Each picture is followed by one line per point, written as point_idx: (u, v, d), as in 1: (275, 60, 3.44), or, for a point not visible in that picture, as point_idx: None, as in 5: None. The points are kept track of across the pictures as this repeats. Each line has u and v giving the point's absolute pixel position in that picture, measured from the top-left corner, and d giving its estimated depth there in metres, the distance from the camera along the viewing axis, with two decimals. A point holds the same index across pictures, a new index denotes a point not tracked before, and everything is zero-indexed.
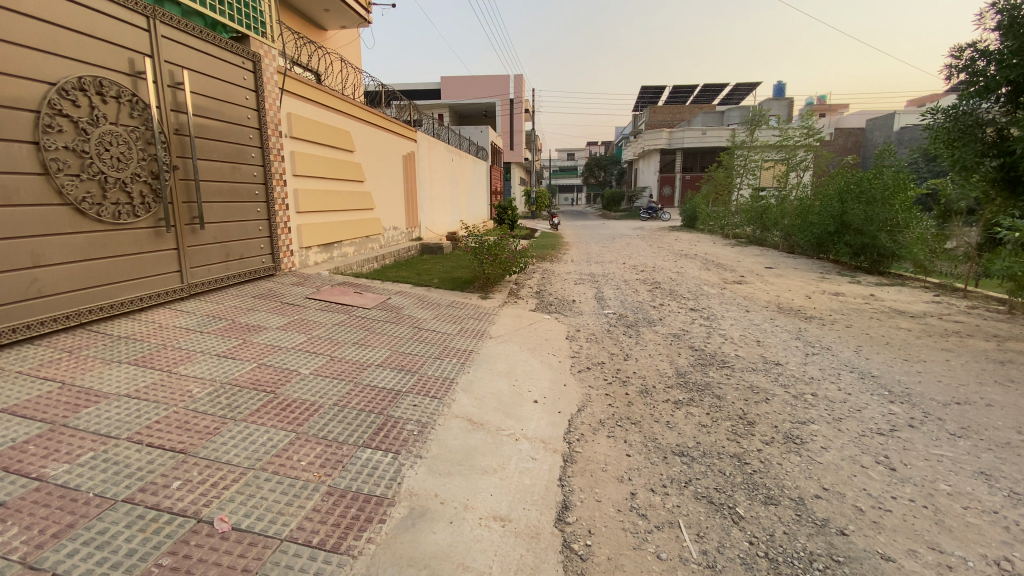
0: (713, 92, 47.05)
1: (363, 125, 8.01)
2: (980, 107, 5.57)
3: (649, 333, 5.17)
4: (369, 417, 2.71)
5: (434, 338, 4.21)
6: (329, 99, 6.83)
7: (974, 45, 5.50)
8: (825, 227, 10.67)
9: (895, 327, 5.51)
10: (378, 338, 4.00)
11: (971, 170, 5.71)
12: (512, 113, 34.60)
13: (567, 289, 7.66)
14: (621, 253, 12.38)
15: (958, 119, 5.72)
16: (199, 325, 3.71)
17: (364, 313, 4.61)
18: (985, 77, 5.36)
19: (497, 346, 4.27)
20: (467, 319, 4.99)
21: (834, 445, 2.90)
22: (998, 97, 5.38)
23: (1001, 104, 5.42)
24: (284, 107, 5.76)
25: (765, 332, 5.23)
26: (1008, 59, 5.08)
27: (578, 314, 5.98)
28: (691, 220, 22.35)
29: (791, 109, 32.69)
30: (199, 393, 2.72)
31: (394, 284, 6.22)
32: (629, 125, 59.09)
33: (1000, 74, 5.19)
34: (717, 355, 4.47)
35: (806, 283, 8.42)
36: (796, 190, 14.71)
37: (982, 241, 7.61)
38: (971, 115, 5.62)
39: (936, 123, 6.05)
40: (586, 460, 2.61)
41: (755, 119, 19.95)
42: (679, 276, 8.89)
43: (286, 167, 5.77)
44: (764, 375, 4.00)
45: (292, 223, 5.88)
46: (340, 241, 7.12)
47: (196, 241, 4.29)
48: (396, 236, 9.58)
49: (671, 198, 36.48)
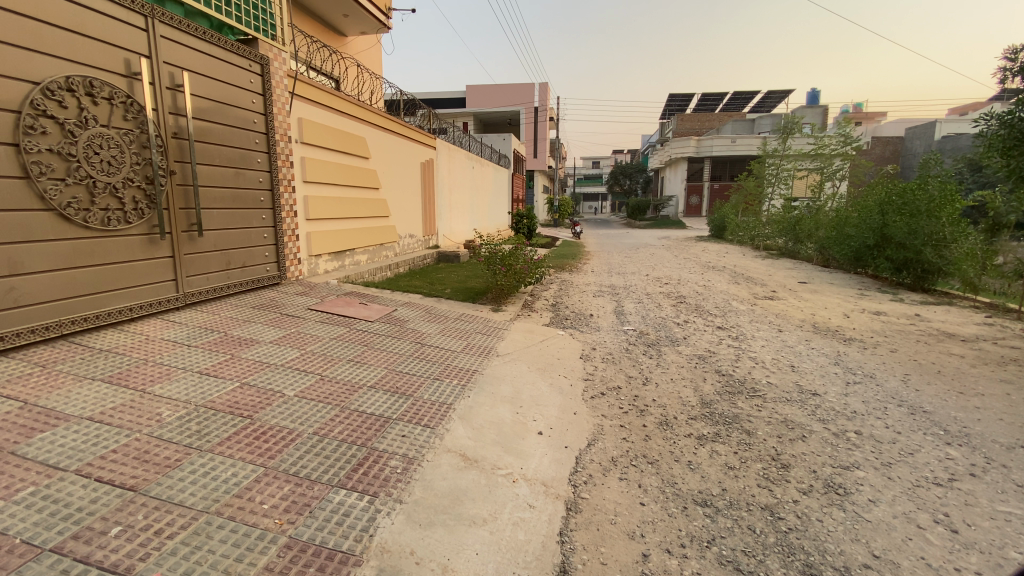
0: (744, 99, 45.96)
1: (379, 131, 7.87)
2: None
3: (672, 354, 4.79)
4: (349, 450, 2.43)
5: (436, 355, 3.92)
6: (344, 105, 6.70)
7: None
8: (864, 240, 10.01)
9: (947, 352, 4.96)
10: (375, 355, 3.74)
11: None
12: (536, 121, 34.47)
13: (586, 302, 7.30)
14: (645, 265, 11.93)
15: (1013, 126, 4.96)
16: (188, 338, 3.52)
17: (366, 326, 4.36)
18: None
19: (504, 366, 3.96)
20: (475, 335, 4.69)
21: (883, 498, 2.47)
22: None
23: None
24: (295, 112, 5.63)
25: (800, 356, 4.78)
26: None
27: (595, 330, 5.62)
28: (719, 231, 21.64)
29: (825, 116, 31.55)
30: (168, 418, 2.50)
31: (403, 295, 5.98)
32: (656, 133, 58.28)
33: None
34: (746, 382, 4.05)
35: (843, 300, 7.85)
36: (832, 201, 13.99)
37: None
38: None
39: (989, 129, 5.30)
40: (593, 510, 2.27)
41: (787, 127, 19.22)
42: (705, 290, 8.42)
43: (295, 173, 5.62)
44: (799, 408, 3.58)
45: (300, 230, 5.72)
46: (352, 249, 6.94)
47: (194, 249, 4.13)
48: (412, 244, 9.40)
49: (699, 207, 35.61)
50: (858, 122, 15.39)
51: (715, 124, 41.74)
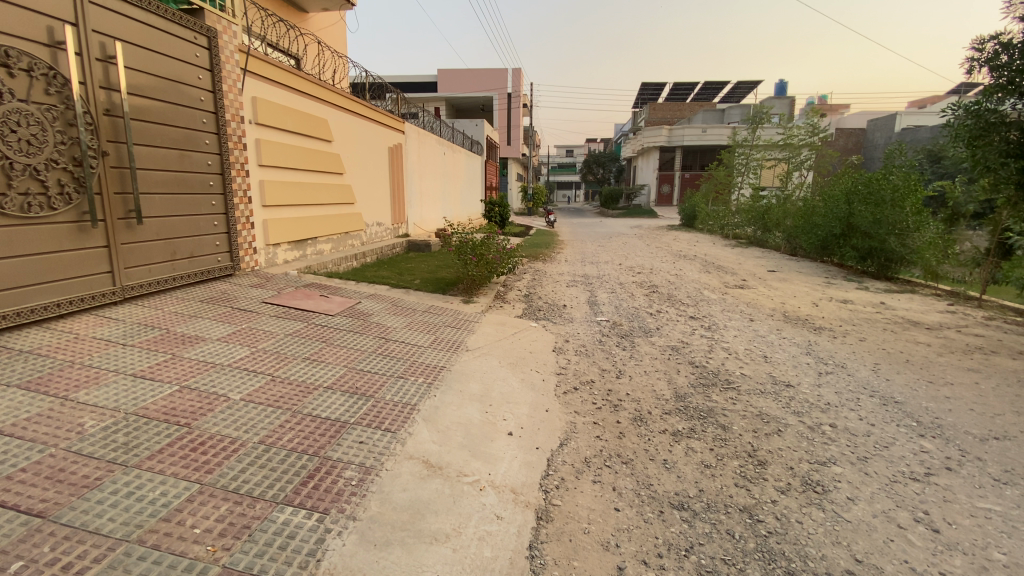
0: (714, 89, 46.45)
1: (343, 113, 7.48)
2: (1005, 104, 4.80)
3: (645, 345, 4.68)
4: (299, 461, 2.21)
5: (401, 351, 3.71)
6: (303, 84, 6.32)
7: (996, 36, 4.76)
8: (831, 229, 10.16)
9: (913, 341, 5.01)
10: (335, 353, 3.50)
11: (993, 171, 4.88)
12: (509, 108, 34.03)
13: (559, 292, 7.16)
14: (617, 253, 11.88)
15: (980, 116, 4.89)
16: (124, 337, 3.20)
17: (325, 321, 4.10)
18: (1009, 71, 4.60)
19: (472, 361, 3.77)
20: (443, 328, 4.48)
21: (862, 496, 2.40)
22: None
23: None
24: (248, 91, 5.24)
25: (772, 346, 4.74)
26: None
27: (568, 321, 5.48)
28: (690, 220, 21.83)
29: (792, 106, 32.13)
30: (92, 429, 2.22)
31: (368, 286, 5.71)
32: (628, 122, 58.54)
33: None
34: (720, 373, 3.98)
35: (811, 289, 7.93)
36: (799, 190, 14.19)
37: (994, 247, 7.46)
38: (994, 110, 4.83)
39: (956, 119, 5.23)
40: (565, 518, 2.12)
41: (757, 117, 19.42)
42: (678, 279, 8.39)
43: (249, 156, 5.26)
44: (774, 400, 3.52)
45: (256, 218, 5.37)
46: (313, 238, 6.60)
47: (133, 238, 3.78)
48: (379, 232, 9.07)
49: (670, 196, 35.93)
50: (826, 112, 15.61)
51: (686, 113, 42.08)
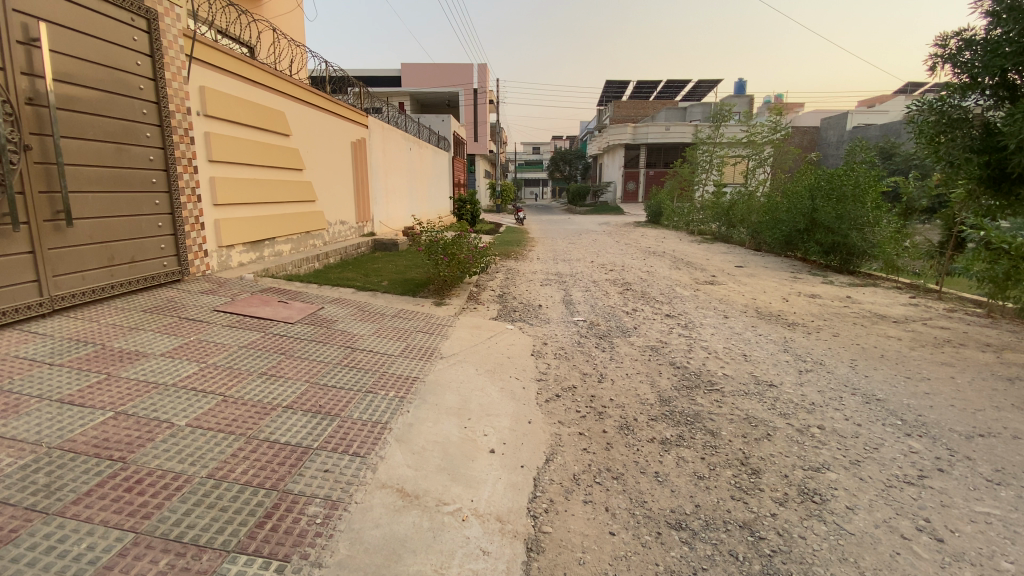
0: (677, 87, 47.32)
1: (301, 106, 7.06)
2: (968, 100, 4.86)
3: (624, 346, 4.55)
4: (256, 499, 1.93)
5: (370, 362, 3.44)
6: (257, 74, 5.91)
7: (959, 33, 4.83)
8: (795, 225, 10.36)
9: (884, 336, 5.07)
10: (295, 366, 3.20)
11: (957, 167, 4.95)
12: (475, 103, 33.63)
13: (532, 292, 6.98)
14: (587, 251, 11.82)
15: (944, 113, 4.95)
16: (49, 354, 2.80)
17: (284, 330, 3.78)
18: (972, 67, 4.65)
19: (447, 369, 3.54)
20: (414, 334, 4.22)
21: (861, 505, 2.31)
22: (987, 89, 4.68)
23: (988, 97, 4.72)
24: (194, 80, 4.82)
25: (751, 344, 4.69)
26: (1000, 48, 4.37)
27: (544, 322, 5.29)
28: (656, 216, 22.09)
29: (752, 105, 32.97)
30: (7, 468, 1.84)
31: (332, 290, 5.37)
32: (593, 119, 59.04)
33: (990, 65, 4.45)
34: (703, 374, 3.88)
35: (780, 284, 8.02)
36: (763, 187, 14.48)
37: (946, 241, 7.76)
38: (958, 106, 4.89)
39: (920, 115, 5.29)
40: (557, 548, 1.93)
41: (720, 115, 19.78)
42: (650, 276, 8.35)
43: (197, 151, 4.84)
44: (758, 401, 3.43)
45: (206, 217, 4.96)
46: (271, 238, 6.19)
47: (63, 242, 3.35)
48: (343, 232, 8.66)
49: (636, 193, 36.36)
50: (786, 110, 15.98)
51: (650, 111, 42.67)
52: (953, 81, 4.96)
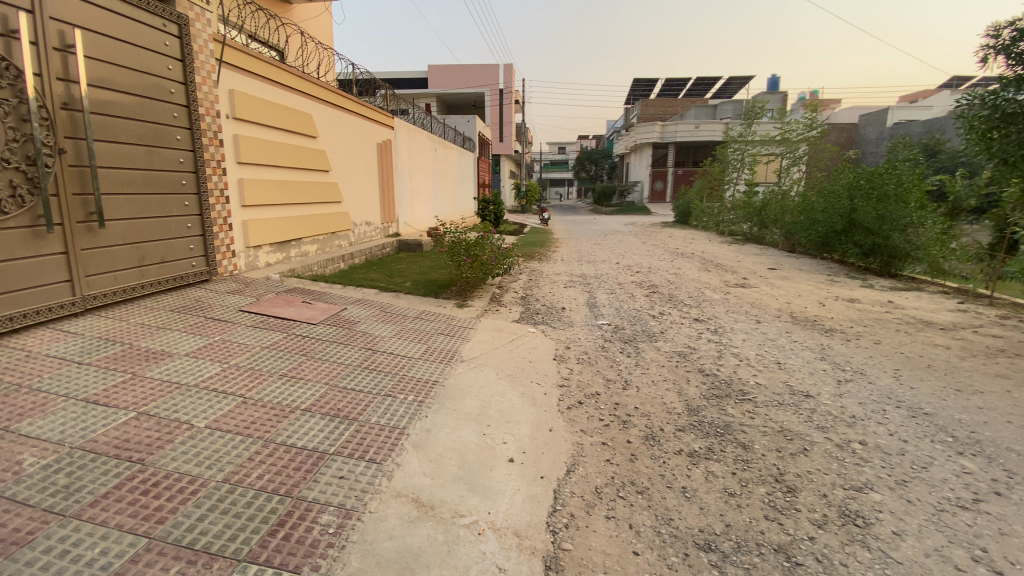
0: (707, 84, 46.30)
1: (328, 108, 7.12)
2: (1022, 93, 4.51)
3: (650, 352, 4.40)
4: (269, 506, 1.90)
5: (390, 365, 3.40)
6: (286, 77, 5.99)
7: (1012, 22, 4.50)
8: (832, 225, 9.95)
9: (930, 344, 4.77)
10: (316, 368, 3.18)
11: (1012, 165, 4.60)
12: (501, 104, 33.62)
13: (556, 293, 6.87)
14: (613, 251, 11.62)
15: (996, 107, 4.60)
16: (78, 353, 2.85)
17: (306, 331, 3.78)
18: None
19: (467, 373, 3.47)
20: (435, 336, 4.17)
21: (909, 530, 2.13)
22: None
23: None
24: (224, 83, 4.90)
25: (785, 351, 4.48)
26: None
27: (567, 326, 5.18)
28: (685, 216, 21.63)
29: (786, 101, 31.96)
30: (30, 468, 1.85)
31: (356, 290, 5.39)
32: (620, 118, 58.34)
33: None
34: (733, 382, 3.71)
35: (815, 287, 7.70)
36: (797, 186, 13.97)
37: (995, 243, 7.37)
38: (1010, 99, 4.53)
39: (968, 110, 4.94)
40: (577, 567, 1.83)
41: (753, 112, 19.21)
42: (678, 278, 8.13)
43: (226, 153, 4.91)
44: (793, 413, 3.25)
45: (234, 218, 5.03)
46: (298, 239, 6.26)
47: (95, 242, 3.43)
48: (368, 232, 8.72)
49: (664, 192, 35.73)
50: (823, 107, 15.38)
51: (679, 109, 41.88)
52: (1006, 73, 4.61)
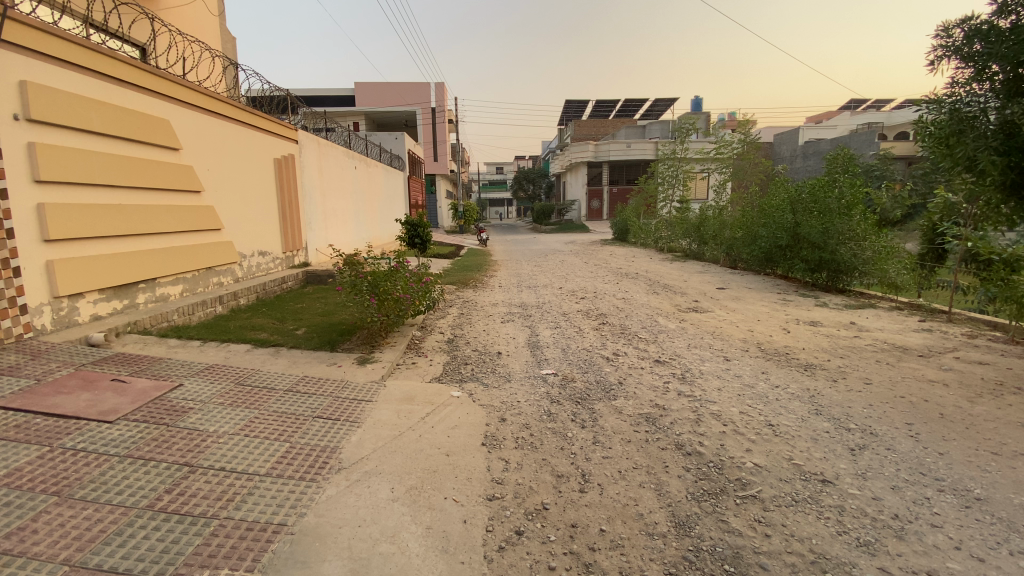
0: (635, 106, 47.79)
1: (197, 114, 5.68)
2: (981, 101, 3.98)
3: (610, 417, 3.37)
4: None
5: (211, 498, 2.07)
6: (127, 70, 4.57)
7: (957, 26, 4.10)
8: (776, 240, 9.54)
9: (925, 382, 4.13)
10: (59, 527, 1.80)
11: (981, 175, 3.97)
12: (434, 122, 32.68)
13: (491, 332, 5.77)
14: (556, 274, 10.72)
15: (955, 116, 4.07)
16: None
17: (89, 437, 2.37)
18: (980, 59, 3.85)
19: (341, 499, 2.20)
20: (309, 423, 2.86)
21: None
22: (995, 87, 3.84)
23: (999, 97, 3.85)
24: (11, 72, 3.45)
25: (771, 405, 3.58)
26: (1008, 42, 3.64)
27: (503, 381, 4.07)
28: (623, 234, 21.40)
29: (709, 121, 33.28)
30: None
31: (218, 350, 4.00)
32: (555, 138, 59.09)
33: (1001, 54, 3.66)
34: (725, 466, 2.72)
35: (772, 309, 7.08)
36: (733, 201, 13.80)
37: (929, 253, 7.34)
38: (974, 103, 3.97)
39: (930, 119, 4.39)
40: None
41: (684, 128, 19.31)
42: (627, 304, 7.28)
43: (11, 168, 3.44)
44: (819, 520, 2.27)
45: (29, 259, 3.52)
46: (151, 278, 4.76)
47: None
48: (265, 264, 7.24)
49: (600, 210, 35.88)
50: (752, 124, 15.60)
51: (610, 129, 42.84)
52: (955, 79, 4.11)
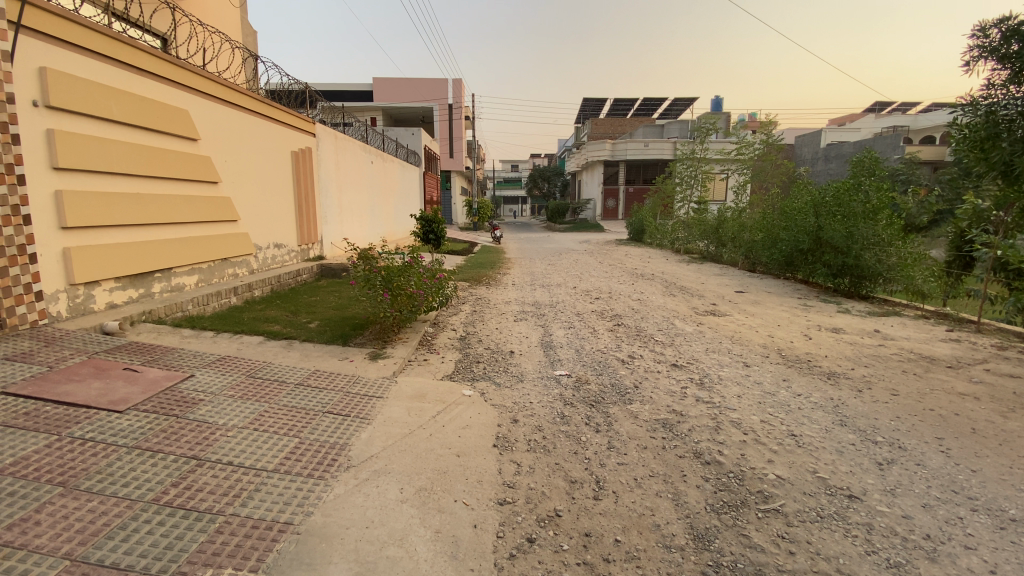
0: (654, 105, 47.28)
1: (215, 105, 5.68)
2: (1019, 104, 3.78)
3: (625, 422, 3.27)
4: None
5: (217, 493, 2.03)
6: (147, 60, 4.58)
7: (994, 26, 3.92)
8: (797, 244, 9.32)
9: (955, 395, 3.96)
10: (63, 518, 1.77)
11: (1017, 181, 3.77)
12: (451, 119, 32.70)
13: (504, 331, 5.70)
14: (570, 273, 10.62)
15: (991, 120, 3.88)
16: None
17: (98, 427, 2.35)
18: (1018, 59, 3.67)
19: (349, 499, 2.14)
20: (319, 419, 2.81)
21: None
22: None
23: None
24: (31, 58, 3.45)
25: (793, 414, 3.44)
26: None
27: (516, 381, 3.99)
28: (639, 235, 21.18)
29: (729, 121, 32.78)
30: None
31: (230, 342, 3.98)
32: (571, 136, 58.77)
33: None
34: (746, 477, 2.62)
35: (793, 315, 6.90)
36: (753, 203, 13.54)
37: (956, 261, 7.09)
38: (1012, 106, 3.77)
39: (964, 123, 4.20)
40: None
41: (705, 129, 19.03)
42: (642, 306, 7.16)
43: (30, 155, 3.44)
44: (846, 538, 2.16)
45: (46, 246, 3.54)
46: (167, 268, 4.77)
47: None
48: (280, 256, 7.25)
49: (615, 210, 35.60)
50: (774, 125, 15.29)
51: (628, 128, 42.46)
52: (991, 81, 3.92)
